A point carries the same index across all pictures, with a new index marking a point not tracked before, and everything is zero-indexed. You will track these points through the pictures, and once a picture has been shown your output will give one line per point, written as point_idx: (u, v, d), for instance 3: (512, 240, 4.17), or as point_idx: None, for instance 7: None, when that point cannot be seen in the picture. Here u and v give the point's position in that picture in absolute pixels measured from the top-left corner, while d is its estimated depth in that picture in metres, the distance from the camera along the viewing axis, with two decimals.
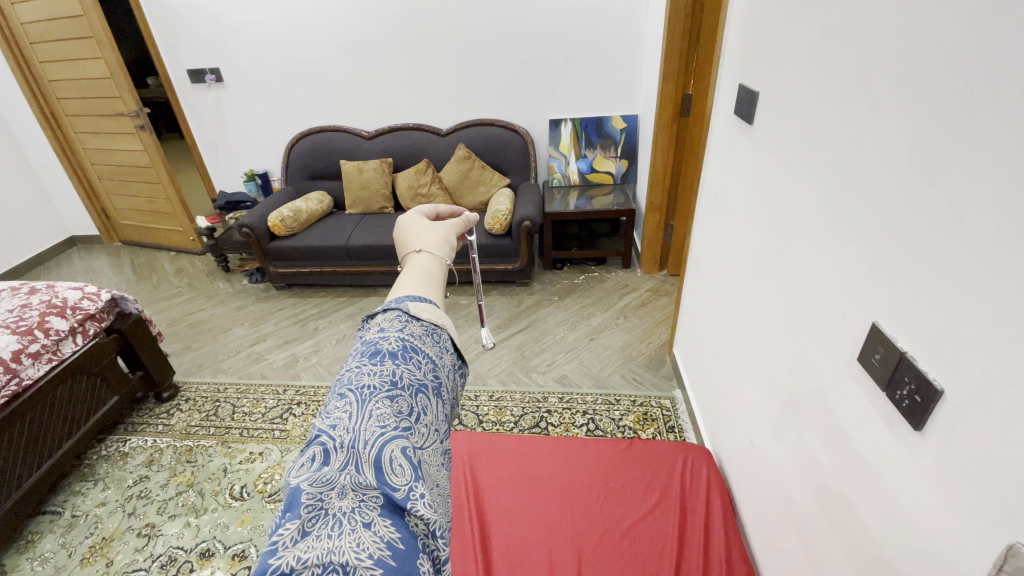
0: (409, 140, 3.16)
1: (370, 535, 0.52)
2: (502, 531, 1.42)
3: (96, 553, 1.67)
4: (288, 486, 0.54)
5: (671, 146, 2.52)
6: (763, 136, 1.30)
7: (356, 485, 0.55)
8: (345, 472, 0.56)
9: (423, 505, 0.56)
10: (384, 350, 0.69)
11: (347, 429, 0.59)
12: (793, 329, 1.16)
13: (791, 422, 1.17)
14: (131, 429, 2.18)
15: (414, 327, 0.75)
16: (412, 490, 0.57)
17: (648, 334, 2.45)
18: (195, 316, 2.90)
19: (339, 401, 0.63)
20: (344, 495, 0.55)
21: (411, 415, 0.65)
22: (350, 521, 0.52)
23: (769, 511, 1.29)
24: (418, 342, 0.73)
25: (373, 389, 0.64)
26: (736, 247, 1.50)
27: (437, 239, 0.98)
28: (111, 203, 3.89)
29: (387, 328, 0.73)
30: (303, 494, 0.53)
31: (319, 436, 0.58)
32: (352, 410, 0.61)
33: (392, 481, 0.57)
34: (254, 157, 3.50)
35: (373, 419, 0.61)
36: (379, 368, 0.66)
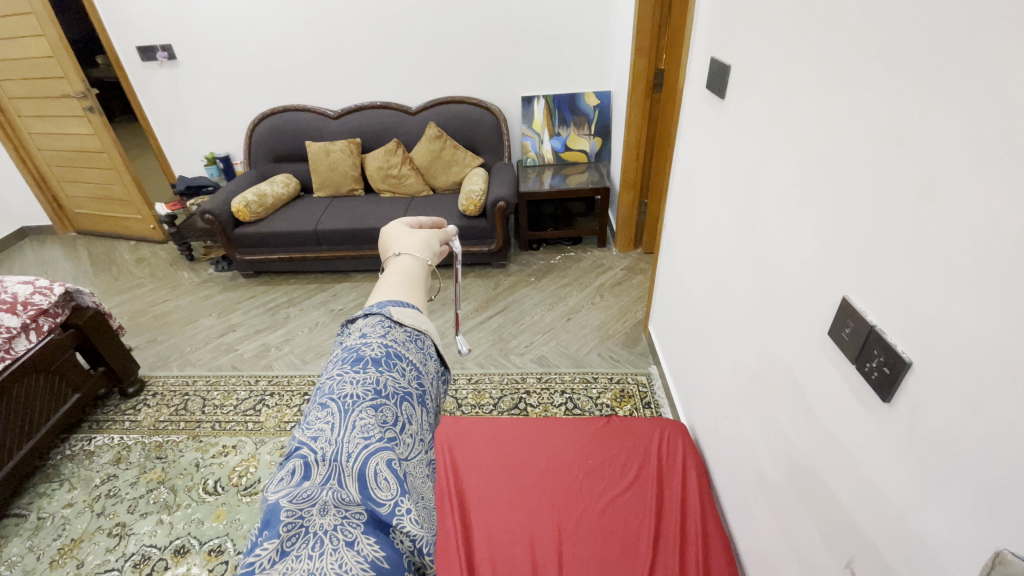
0: (377, 119, 3.05)
1: (353, 555, 0.50)
2: (485, 511, 1.42)
3: (66, 555, 1.62)
4: (267, 500, 0.53)
5: (644, 123, 2.50)
6: (735, 111, 1.29)
7: (338, 501, 0.54)
8: (326, 487, 0.54)
9: (410, 521, 0.55)
10: (366, 357, 0.66)
11: (329, 441, 0.57)
12: (765, 304, 1.16)
13: (763, 396, 1.19)
14: (96, 426, 2.10)
15: (397, 333, 0.71)
16: (397, 505, 0.55)
17: (623, 312, 2.47)
18: (160, 308, 2.79)
19: (321, 412, 0.60)
20: (326, 512, 0.53)
21: (396, 425, 0.62)
22: (333, 539, 0.51)
23: (742, 481, 1.32)
24: (401, 349, 0.70)
25: (356, 398, 0.61)
26: (708, 224, 1.51)
27: (418, 242, 0.95)
28: (62, 190, 3.68)
29: (369, 335, 0.69)
30: (282, 511, 0.51)
31: (300, 449, 0.57)
32: (334, 420, 0.59)
33: (376, 496, 0.55)
34: (214, 139, 3.34)
35: (356, 430, 0.58)
36: (362, 376, 0.63)
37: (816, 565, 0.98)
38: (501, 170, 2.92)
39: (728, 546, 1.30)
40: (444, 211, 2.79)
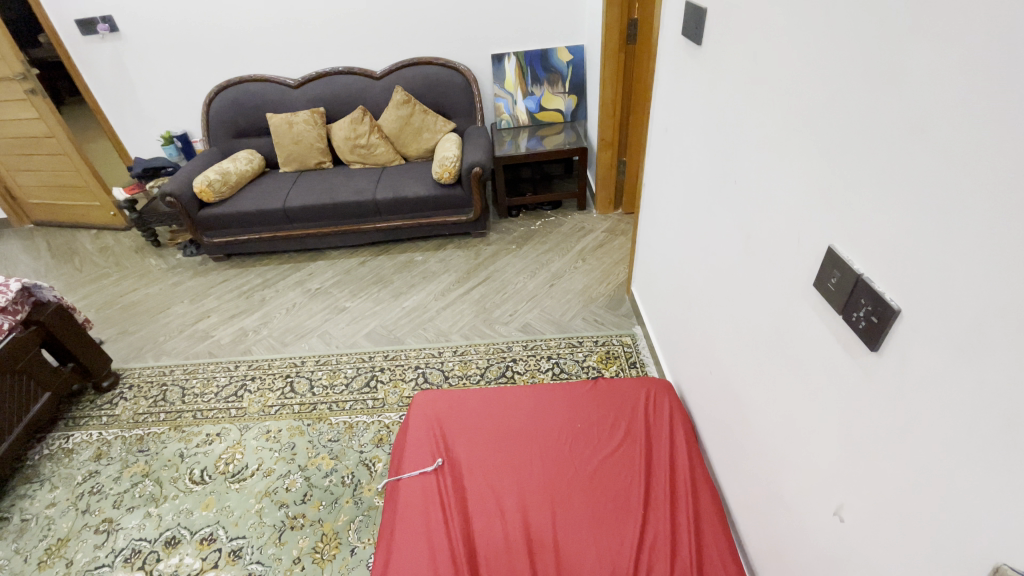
0: (341, 86, 2.90)
1: None
2: (477, 482, 1.42)
3: (53, 555, 1.59)
4: None
5: (620, 78, 2.41)
6: (713, 58, 1.23)
7: None
8: None
9: None
10: None
11: None
12: (748, 256, 1.14)
13: (749, 349, 1.18)
14: (72, 423, 2.03)
15: None
16: None
17: (607, 275, 2.44)
18: (129, 297, 2.69)
19: None
20: None
21: None
22: None
23: (731, 436, 1.33)
24: None
25: None
26: (688, 179, 1.46)
27: None
28: (13, 180, 3.47)
29: None
30: None
31: None
32: None
33: None
34: (168, 116, 3.15)
35: None
36: None
37: (806, 511, 1.00)
38: (475, 134, 2.82)
39: (717, 498, 1.33)
40: (417, 180, 2.70)
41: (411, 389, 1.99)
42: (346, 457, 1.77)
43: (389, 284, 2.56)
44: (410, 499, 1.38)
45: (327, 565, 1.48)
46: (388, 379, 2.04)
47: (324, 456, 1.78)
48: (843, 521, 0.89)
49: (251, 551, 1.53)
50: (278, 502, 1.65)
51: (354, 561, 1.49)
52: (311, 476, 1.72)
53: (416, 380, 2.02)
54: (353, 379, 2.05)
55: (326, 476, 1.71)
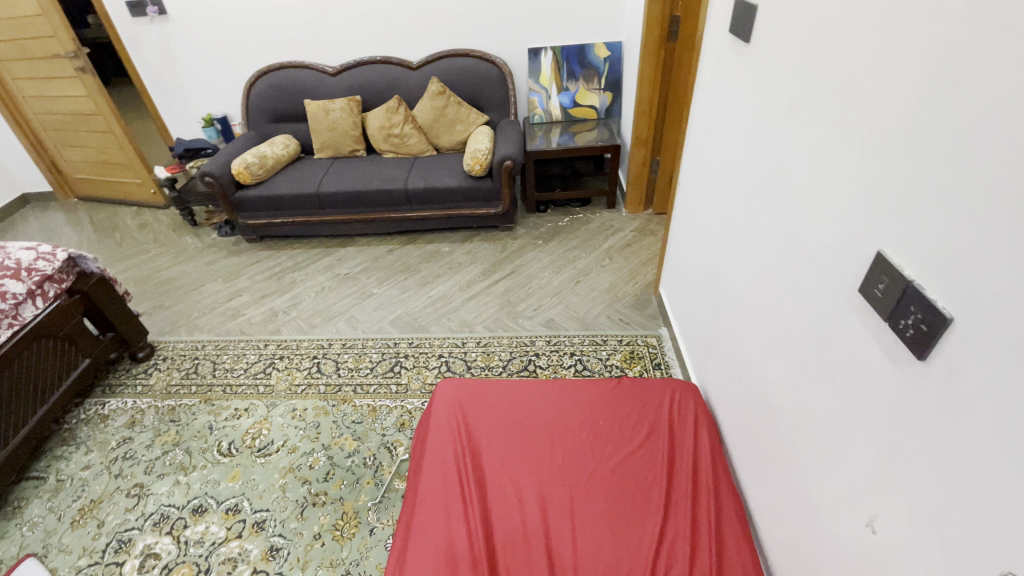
0: (378, 75, 2.93)
1: None
2: (498, 472, 1.42)
3: (86, 515, 1.65)
4: None
5: (659, 75, 2.38)
6: (761, 57, 1.21)
7: None
8: None
9: None
10: None
11: None
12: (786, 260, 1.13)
13: (782, 353, 1.16)
14: (109, 390, 2.11)
15: None
16: None
17: (633, 275, 2.42)
18: (165, 274, 2.77)
19: None
20: None
21: None
22: None
23: (758, 442, 1.31)
24: None
25: None
26: (728, 179, 1.44)
27: None
28: (61, 155, 3.61)
29: None
30: None
31: None
32: None
33: None
34: (210, 98, 3.23)
35: None
36: None
37: (835, 520, 0.98)
38: (507, 128, 2.82)
39: (738, 503, 1.31)
40: (448, 171, 2.71)
41: (434, 376, 2.01)
42: (368, 438, 1.80)
43: (415, 273, 2.59)
44: (430, 484, 1.40)
45: (347, 542, 1.51)
46: (412, 365, 2.07)
47: (347, 437, 1.81)
48: (875, 533, 0.87)
49: (273, 524, 1.58)
50: (302, 478, 1.69)
51: (373, 541, 1.51)
52: (334, 456, 1.75)
53: (439, 369, 2.04)
54: (377, 363, 2.08)
55: (348, 456, 1.75)
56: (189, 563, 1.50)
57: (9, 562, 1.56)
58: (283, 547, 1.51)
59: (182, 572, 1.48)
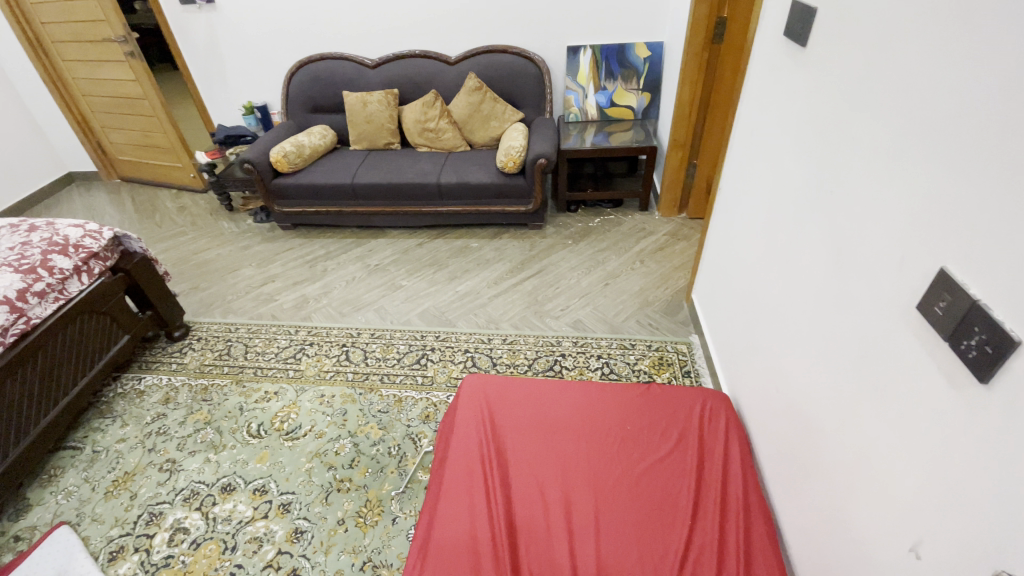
0: (416, 69, 2.95)
1: None
2: (522, 470, 1.42)
3: (119, 487, 1.71)
4: None
5: (701, 77, 2.33)
6: (818, 63, 1.18)
7: None
8: None
9: None
10: None
11: None
12: (836, 273, 1.10)
13: (827, 366, 1.13)
14: (145, 366, 2.18)
15: None
16: None
17: (664, 279, 2.39)
18: (201, 256, 2.84)
19: None
20: None
21: None
22: None
23: (795, 458, 1.28)
24: None
25: None
26: (775, 187, 1.41)
27: None
28: (106, 137, 3.73)
29: None
30: None
31: None
32: None
33: None
34: (252, 86, 3.30)
35: None
36: None
37: (874, 543, 0.95)
38: (542, 125, 2.80)
39: (768, 518, 1.29)
40: (481, 168, 2.72)
41: (459, 371, 2.02)
42: (394, 428, 1.82)
43: (444, 267, 2.60)
44: (454, 478, 1.41)
45: (370, 529, 1.53)
46: (438, 359, 2.08)
47: (373, 425, 1.83)
48: (920, 560, 0.84)
49: (298, 506, 1.60)
50: (327, 464, 1.72)
51: (395, 530, 1.53)
52: (360, 443, 1.78)
53: (464, 363, 2.04)
54: (404, 355, 2.10)
55: (373, 444, 1.77)
56: (216, 540, 1.54)
57: (45, 527, 1.62)
58: (307, 530, 1.54)
59: (210, 548, 1.52)
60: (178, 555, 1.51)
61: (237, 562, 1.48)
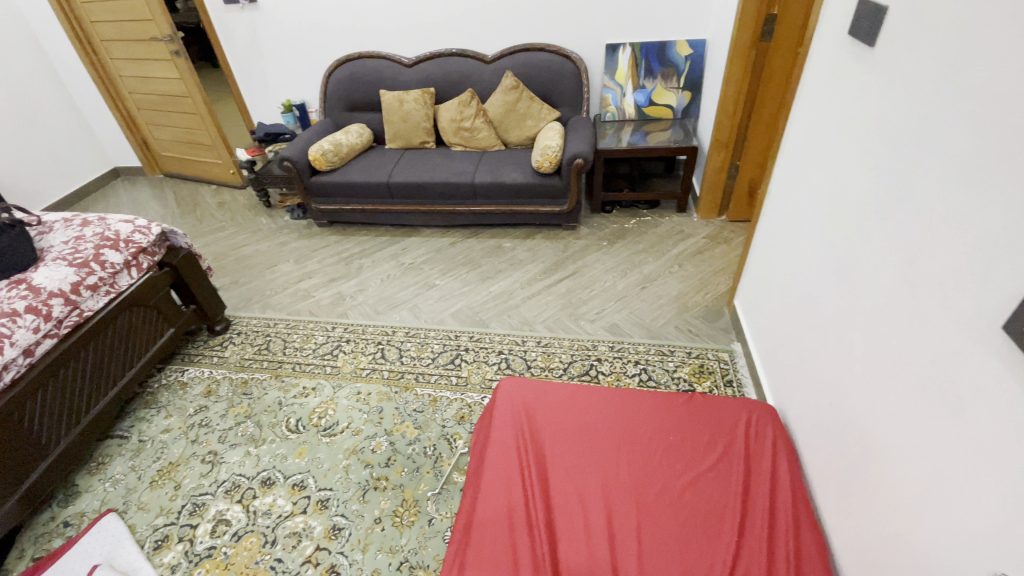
0: (453, 68, 2.95)
1: None
2: (561, 478, 1.41)
3: (164, 476, 1.76)
4: None
5: (747, 76, 2.26)
6: (892, 63, 1.12)
7: None
8: None
9: None
10: None
11: None
12: (908, 288, 1.04)
13: (894, 386, 1.07)
14: (188, 359, 2.24)
15: None
16: None
17: (704, 284, 2.32)
18: (241, 251, 2.91)
19: None
20: None
21: None
22: None
23: (854, 477, 1.23)
24: None
25: None
26: (836, 193, 1.35)
27: None
28: (151, 133, 3.85)
29: None
30: None
31: None
32: None
33: None
34: (291, 85, 3.35)
35: None
36: None
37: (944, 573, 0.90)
38: (579, 125, 2.77)
39: (820, 539, 1.24)
40: (516, 167, 2.70)
41: (494, 372, 2.01)
42: (429, 428, 1.82)
43: (477, 267, 2.60)
44: (493, 482, 1.40)
45: (406, 530, 1.53)
46: (472, 359, 2.07)
47: (408, 424, 1.84)
48: None
49: (336, 503, 1.62)
50: (364, 462, 1.73)
51: (431, 531, 1.53)
52: (396, 442, 1.79)
53: (499, 365, 2.03)
54: (438, 355, 2.10)
55: (409, 444, 1.77)
56: (257, 533, 1.57)
57: (93, 513, 1.67)
58: (345, 527, 1.56)
59: (251, 540, 1.55)
60: (220, 546, 1.55)
61: (277, 556, 1.51)
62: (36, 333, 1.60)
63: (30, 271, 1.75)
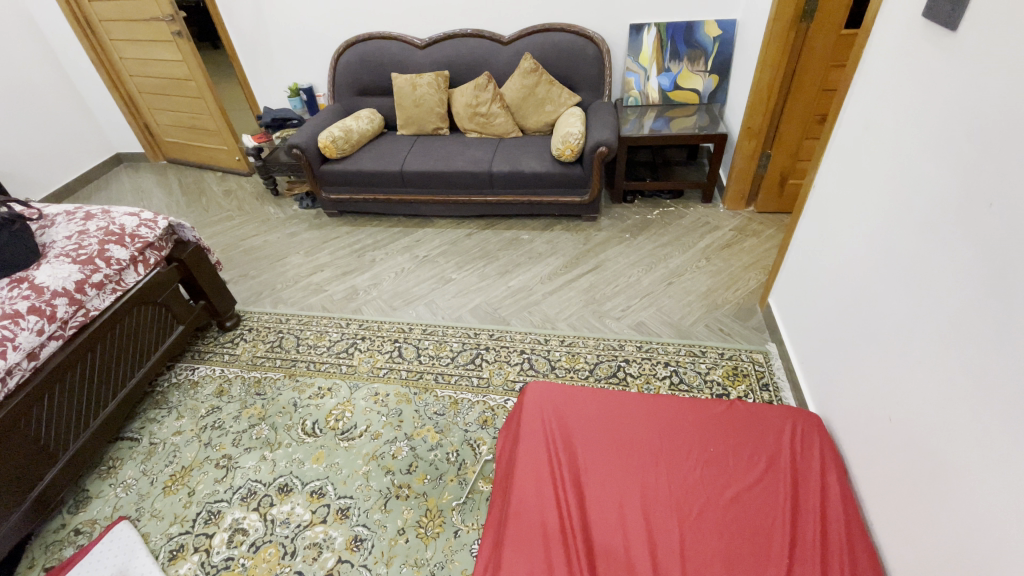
0: (468, 50, 2.81)
1: None
2: (597, 494, 1.33)
3: (178, 482, 1.70)
4: None
5: (785, 60, 2.13)
6: (986, 51, 1.01)
7: None
8: None
9: None
10: None
11: None
12: (1007, 298, 0.95)
13: (984, 407, 0.99)
14: (198, 356, 2.17)
15: None
16: None
17: (734, 280, 2.23)
18: (249, 242, 2.82)
19: None
20: None
21: None
22: None
23: (917, 497, 1.15)
24: None
25: None
26: (903, 193, 1.24)
27: None
28: (153, 118, 3.74)
29: None
30: None
31: None
32: None
33: None
34: (298, 68, 3.22)
35: None
36: None
37: None
38: (601, 110, 2.64)
39: (876, 560, 1.17)
40: (536, 155, 2.58)
41: (517, 373, 1.93)
42: (451, 433, 1.75)
43: (495, 260, 2.50)
44: (524, 498, 1.33)
45: (431, 542, 1.47)
46: (493, 359, 1.99)
47: (429, 428, 1.77)
48: None
49: (357, 513, 1.56)
50: (385, 468, 1.67)
51: (458, 544, 1.47)
52: (417, 447, 1.72)
53: (521, 365, 1.95)
54: (458, 354, 2.02)
55: (431, 449, 1.70)
56: (276, 544, 1.51)
57: (105, 522, 1.61)
58: (367, 539, 1.49)
59: (270, 552, 1.49)
60: (238, 557, 1.49)
61: (298, 569, 1.45)
62: (40, 336, 1.52)
63: (32, 268, 1.67)
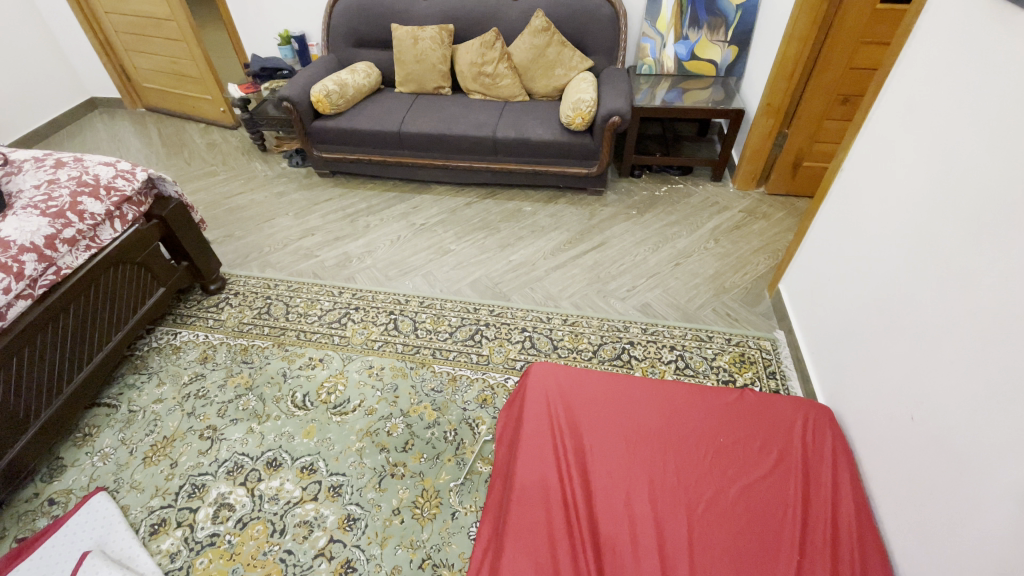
0: (475, 3, 2.62)
1: None
2: (604, 481, 1.28)
3: (159, 453, 1.61)
4: None
5: (814, 33, 2.01)
6: None
7: None
8: None
9: None
10: None
11: None
12: None
13: (1017, 416, 0.94)
14: (180, 320, 2.05)
15: None
16: None
17: (743, 264, 2.17)
18: (235, 201, 2.66)
19: None
20: None
21: None
22: None
23: (932, 501, 1.11)
24: None
25: None
26: (945, 183, 1.17)
27: None
28: (131, 61, 3.47)
29: None
30: None
31: None
32: None
33: None
34: (289, 14, 2.99)
35: None
36: None
37: None
38: (613, 77, 2.50)
39: (884, 558, 1.16)
40: (543, 122, 2.44)
41: (518, 352, 1.86)
42: (449, 411, 1.68)
43: (496, 232, 2.39)
44: (527, 483, 1.28)
45: (427, 523, 1.42)
46: (493, 336, 1.91)
47: (426, 406, 1.70)
48: None
49: (350, 490, 1.50)
50: (379, 445, 1.60)
51: (455, 526, 1.42)
52: (413, 424, 1.65)
53: (523, 344, 1.88)
54: (457, 329, 1.94)
55: (428, 427, 1.64)
56: (264, 521, 1.45)
57: (81, 492, 1.53)
58: (360, 518, 1.44)
59: (257, 529, 1.43)
60: (224, 534, 1.42)
61: (286, 548, 1.39)
62: (5, 295, 1.40)
63: None
